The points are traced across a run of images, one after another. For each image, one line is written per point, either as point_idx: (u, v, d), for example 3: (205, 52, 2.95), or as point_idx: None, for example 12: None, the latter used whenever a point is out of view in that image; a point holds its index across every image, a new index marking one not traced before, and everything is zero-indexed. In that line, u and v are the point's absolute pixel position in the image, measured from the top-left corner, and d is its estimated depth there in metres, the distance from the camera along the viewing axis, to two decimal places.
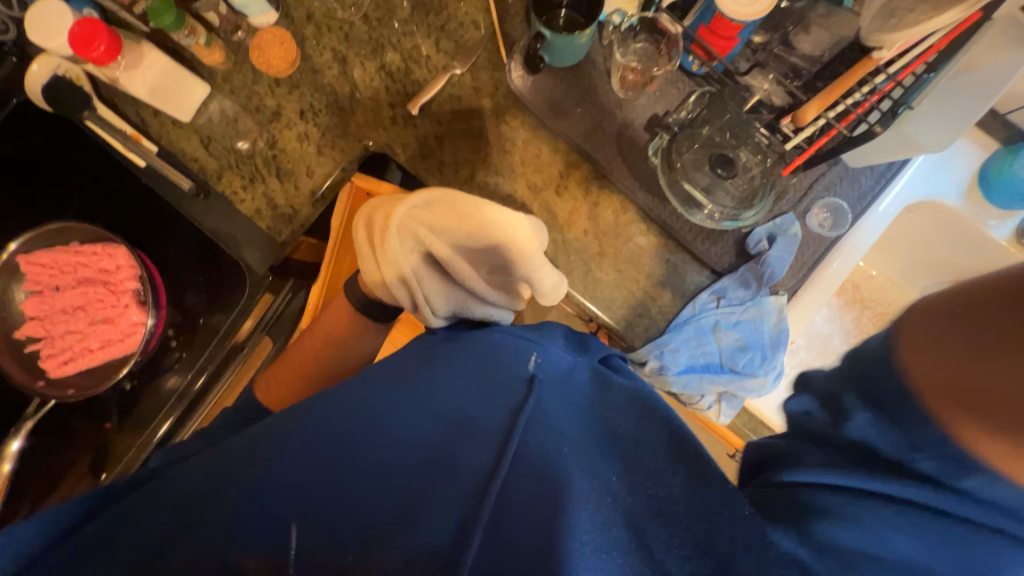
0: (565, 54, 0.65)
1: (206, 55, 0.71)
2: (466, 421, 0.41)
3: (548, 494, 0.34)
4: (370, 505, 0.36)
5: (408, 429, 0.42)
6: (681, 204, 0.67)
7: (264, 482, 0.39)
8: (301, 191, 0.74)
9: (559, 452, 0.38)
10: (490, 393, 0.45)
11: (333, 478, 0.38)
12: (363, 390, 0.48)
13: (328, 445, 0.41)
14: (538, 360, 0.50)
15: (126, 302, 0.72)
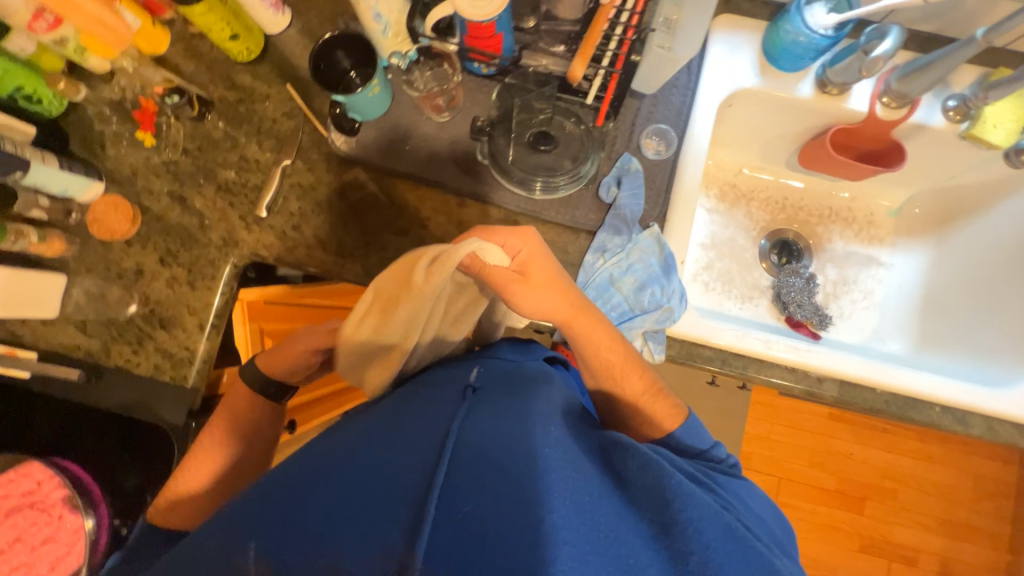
0: (368, 107, 0.70)
1: (46, 249, 0.72)
2: (414, 431, 0.46)
3: (489, 480, 0.40)
4: (325, 516, 0.40)
5: (356, 451, 0.46)
6: (529, 188, 0.71)
7: (236, 539, 0.41)
8: (189, 330, 0.74)
9: (498, 438, 0.44)
10: (435, 407, 0.49)
11: (290, 504, 0.43)
12: (317, 436, 0.52)
13: (290, 489, 0.43)
14: (481, 371, 0.55)
15: (60, 514, 0.71)
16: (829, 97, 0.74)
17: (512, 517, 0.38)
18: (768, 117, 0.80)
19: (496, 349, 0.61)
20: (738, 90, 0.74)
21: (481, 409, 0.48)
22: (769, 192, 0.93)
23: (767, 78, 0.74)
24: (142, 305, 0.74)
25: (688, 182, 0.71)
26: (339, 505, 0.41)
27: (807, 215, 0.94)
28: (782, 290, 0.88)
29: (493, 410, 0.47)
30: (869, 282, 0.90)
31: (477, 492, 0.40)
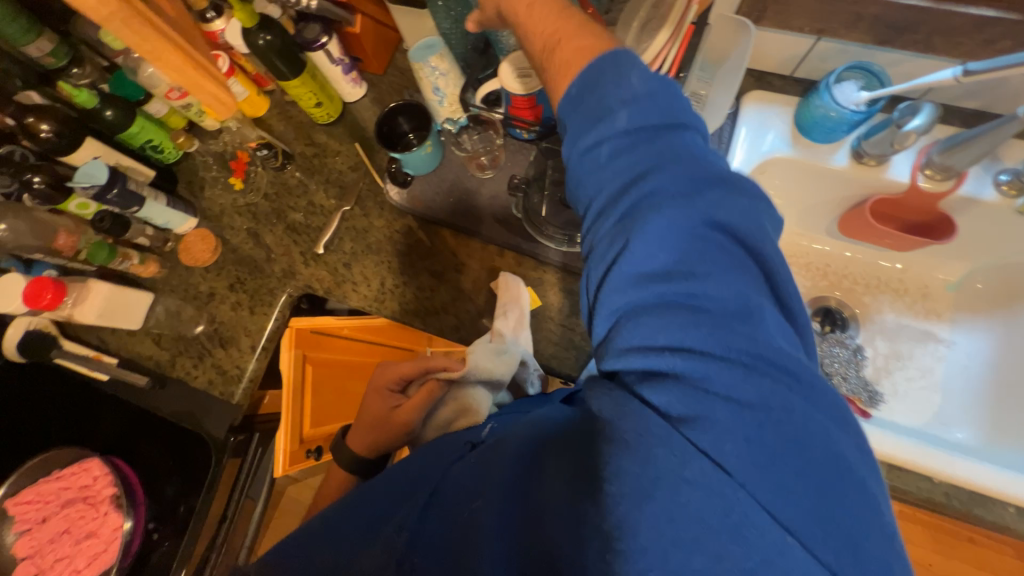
0: (420, 164, 0.79)
1: (143, 270, 0.85)
2: (413, 484, 0.47)
3: (454, 529, 0.39)
4: (332, 555, 0.46)
5: (367, 500, 0.49)
6: (556, 240, 0.75)
7: (280, 555, 0.49)
8: (243, 350, 0.82)
9: (471, 489, 0.40)
10: (437, 458, 0.49)
11: (311, 533, 0.49)
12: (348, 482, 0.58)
13: (322, 520, 0.51)
14: (492, 427, 0.53)
15: (106, 510, 0.76)
16: (865, 167, 0.74)
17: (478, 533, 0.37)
18: (802, 185, 0.81)
19: (524, 405, 0.64)
20: (769, 158, 0.77)
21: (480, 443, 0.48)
22: (811, 259, 0.92)
23: (799, 148, 0.76)
24: (207, 324, 0.84)
25: None
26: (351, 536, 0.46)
27: (852, 283, 0.90)
28: (825, 360, 0.84)
29: (479, 454, 0.43)
30: (927, 359, 0.84)
31: (442, 533, 0.40)
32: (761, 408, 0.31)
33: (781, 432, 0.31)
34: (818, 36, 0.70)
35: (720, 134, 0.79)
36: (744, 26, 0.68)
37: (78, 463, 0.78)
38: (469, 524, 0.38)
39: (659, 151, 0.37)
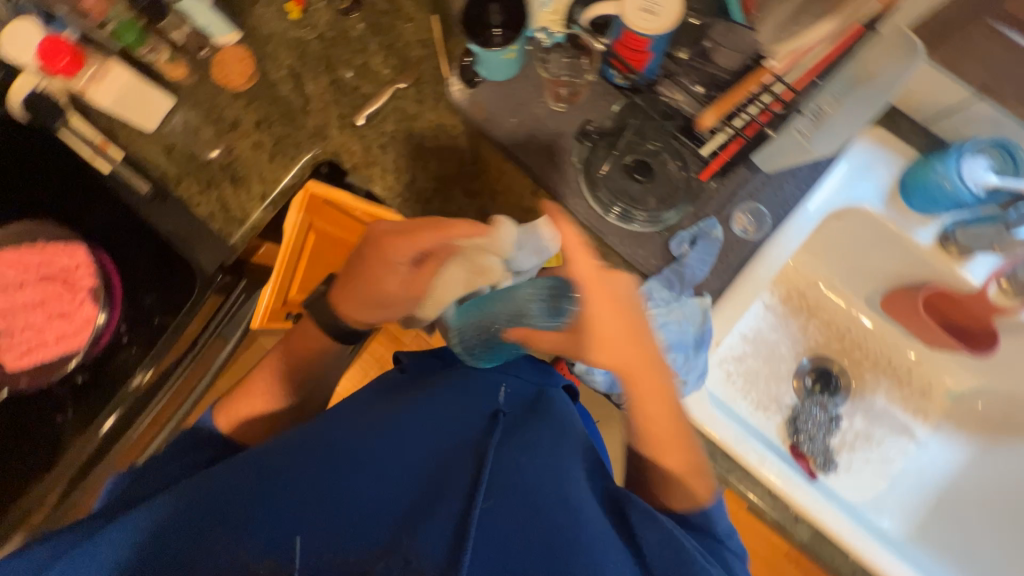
0: (498, 69, 0.71)
1: (170, 70, 0.78)
2: (450, 455, 0.53)
3: (523, 509, 0.47)
4: (382, 508, 0.49)
5: (403, 463, 0.53)
6: (603, 205, 0.69)
7: (275, 528, 0.48)
8: (252, 196, 0.78)
9: (517, 464, 0.51)
10: (461, 425, 0.57)
11: (335, 507, 0.49)
12: (351, 423, 0.59)
13: (328, 483, 0.51)
14: (507, 393, 0.63)
15: (82, 299, 0.76)
16: (945, 254, 0.69)
17: (547, 528, 0.45)
18: (867, 246, 0.76)
19: (519, 360, 0.68)
20: (852, 207, 0.71)
21: (510, 438, 0.54)
22: (836, 318, 0.89)
23: (889, 209, 0.70)
24: (223, 154, 0.79)
25: (757, 275, 0.69)
26: (377, 506, 0.49)
27: (862, 356, 0.89)
28: (800, 416, 0.87)
29: (518, 443, 0.54)
30: (893, 450, 0.85)
31: (502, 507, 0.47)
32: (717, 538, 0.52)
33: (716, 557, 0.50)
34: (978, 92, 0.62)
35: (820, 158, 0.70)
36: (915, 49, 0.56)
37: (66, 243, 0.77)
38: (534, 516, 0.46)
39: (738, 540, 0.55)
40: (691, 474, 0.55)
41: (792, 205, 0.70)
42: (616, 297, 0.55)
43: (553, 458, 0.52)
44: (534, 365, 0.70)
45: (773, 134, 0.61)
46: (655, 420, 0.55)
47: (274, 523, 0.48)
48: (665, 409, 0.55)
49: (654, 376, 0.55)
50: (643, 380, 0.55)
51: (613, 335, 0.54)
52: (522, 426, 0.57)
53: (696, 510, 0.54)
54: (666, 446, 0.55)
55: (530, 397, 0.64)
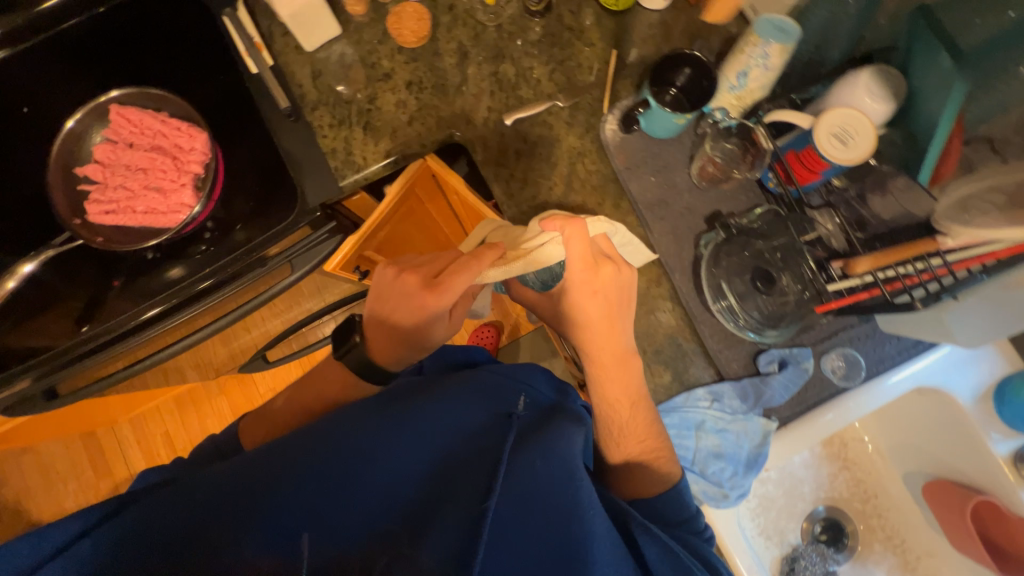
0: (659, 127, 0.71)
1: (351, 4, 0.78)
2: (462, 455, 0.50)
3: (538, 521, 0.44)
4: (388, 501, 0.46)
5: (412, 453, 0.50)
6: (712, 294, 0.69)
7: (273, 516, 0.43)
8: (377, 149, 0.78)
9: (534, 466, 0.48)
10: (474, 424, 0.54)
11: (341, 490, 0.46)
12: (363, 408, 0.56)
13: (334, 465, 0.47)
14: (524, 402, 0.61)
15: (184, 182, 0.75)
16: (1011, 470, 0.69)
17: (560, 542, 0.42)
18: (934, 430, 0.76)
19: (535, 376, 0.69)
20: (941, 390, 0.70)
21: (524, 443, 0.51)
22: (867, 479, 0.88)
23: (977, 407, 0.71)
24: (366, 99, 0.79)
25: (825, 419, 0.68)
26: (384, 496, 0.46)
27: (878, 525, 0.88)
28: (798, 558, 0.87)
29: (534, 444, 0.51)
30: None
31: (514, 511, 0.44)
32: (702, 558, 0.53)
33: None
34: None
35: None
36: None
37: (187, 124, 0.75)
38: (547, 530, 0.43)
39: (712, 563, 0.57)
40: (657, 459, 0.62)
41: (886, 365, 0.69)
42: (612, 290, 0.62)
43: (569, 463, 0.49)
44: (550, 384, 0.70)
45: (918, 308, 0.57)
46: (616, 407, 0.63)
47: (274, 512, 0.44)
48: (636, 414, 0.64)
49: (627, 367, 0.64)
50: (611, 369, 0.64)
51: (596, 321, 0.63)
52: (534, 431, 0.54)
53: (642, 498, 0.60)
54: (637, 432, 0.63)
55: (545, 409, 0.61)
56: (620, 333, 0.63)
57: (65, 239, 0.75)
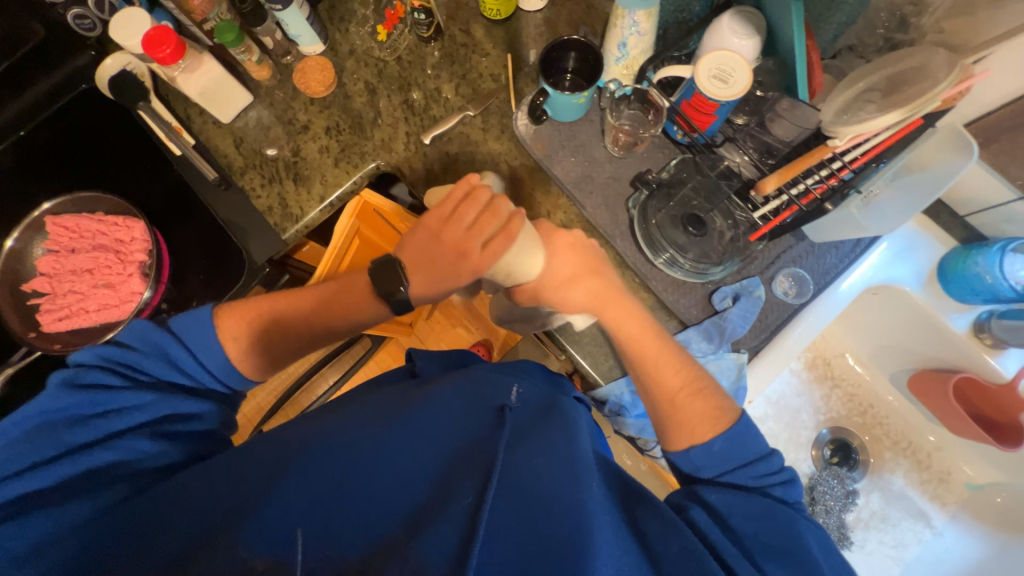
0: (564, 109, 0.74)
1: (255, 70, 0.81)
2: (465, 455, 0.46)
3: (559, 527, 0.41)
4: (378, 513, 0.41)
5: (407, 458, 0.45)
6: (653, 250, 0.71)
7: (261, 523, 0.39)
8: (311, 195, 0.80)
9: (535, 468, 0.45)
10: (467, 419, 0.49)
11: (331, 506, 0.41)
12: (345, 417, 0.50)
13: (327, 471, 0.43)
14: (520, 390, 0.55)
15: (131, 272, 0.77)
16: (977, 342, 0.72)
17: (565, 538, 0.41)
18: (899, 326, 0.79)
19: (531, 370, 0.66)
20: (890, 286, 0.74)
21: (523, 439, 0.48)
22: (860, 391, 0.90)
23: (927, 292, 0.74)
24: (290, 153, 0.82)
25: (792, 338, 0.71)
26: (378, 507, 0.41)
27: (882, 433, 0.89)
28: (817, 487, 0.87)
29: (534, 445, 0.48)
30: (908, 534, 0.85)
31: (515, 521, 0.42)
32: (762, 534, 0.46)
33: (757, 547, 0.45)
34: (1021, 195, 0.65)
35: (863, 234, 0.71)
36: (970, 148, 0.57)
37: (123, 217, 0.78)
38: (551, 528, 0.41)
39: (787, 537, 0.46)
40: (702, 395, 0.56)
41: (832, 275, 0.72)
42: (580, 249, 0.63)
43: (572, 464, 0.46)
44: (542, 375, 0.67)
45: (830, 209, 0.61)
46: (637, 346, 0.60)
47: (270, 516, 0.39)
48: (664, 355, 0.59)
49: (630, 314, 0.61)
50: (614, 319, 0.61)
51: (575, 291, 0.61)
52: (535, 425, 0.50)
53: (700, 446, 0.53)
54: (662, 375, 0.58)
55: (541, 398, 0.56)
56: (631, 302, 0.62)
57: (24, 353, 0.76)
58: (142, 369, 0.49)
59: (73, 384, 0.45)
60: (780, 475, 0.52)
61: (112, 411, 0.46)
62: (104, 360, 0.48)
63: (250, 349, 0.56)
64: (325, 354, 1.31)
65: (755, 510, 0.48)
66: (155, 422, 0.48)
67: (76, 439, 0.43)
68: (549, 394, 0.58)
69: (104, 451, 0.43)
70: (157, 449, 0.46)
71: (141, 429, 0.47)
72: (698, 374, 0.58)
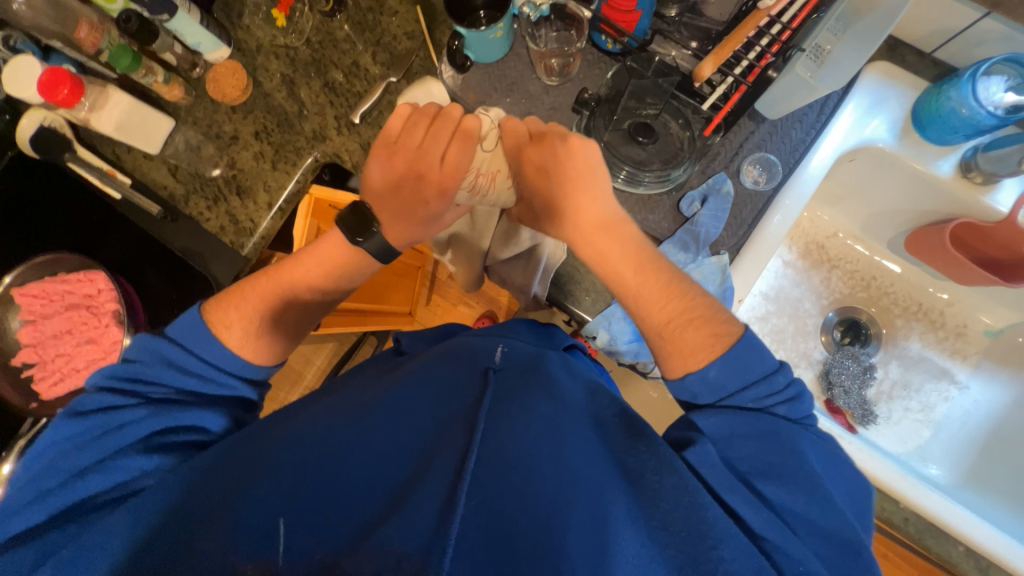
0: (485, 49, 0.69)
1: (166, 92, 0.78)
2: (448, 425, 0.42)
3: (555, 479, 0.39)
4: (360, 507, 0.37)
5: (390, 442, 0.41)
6: (606, 171, 0.67)
7: (239, 517, 0.37)
8: (259, 204, 0.78)
9: (513, 427, 0.42)
10: (450, 388, 0.46)
11: (309, 502, 0.37)
12: (324, 415, 0.45)
13: (311, 457, 0.40)
14: (505, 351, 0.52)
15: (107, 322, 0.80)
16: (969, 184, 0.68)
17: (552, 496, 0.38)
18: (886, 186, 0.75)
19: (515, 327, 0.61)
20: (866, 147, 0.69)
21: (507, 396, 0.45)
22: (860, 267, 0.87)
23: (906, 143, 0.69)
24: (226, 168, 0.79)
25: (775, 223, 0.67)
26: (362, 495, 0.38)
27: (890, 303, 0.86)
28: (832, 370, 0.84)
29: (520, 407, 0.44)
30: (933, 395, 0.82)
31: (503, 486, 0.38)
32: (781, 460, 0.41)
33: (772, 473, 0.41)
34: (988, 10, 0.60)
35: (823, 102, 0.68)
36: None
37: (84, 271, 0.80)
38: (542, 476, 0.39)
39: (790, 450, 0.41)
40: (697, 322, 0.50)
41: (801, 151, 0.68)
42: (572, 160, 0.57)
43: (558, 421, 0.43)
44: (532, 330, 0.62)
45: (774, 77, 0.62)
46: (624, 277, 0.54)
47: (246, 525, 0.36)
48: (658, 281, 0.53)
49: (618, 236, 0.56)
50: (598, 241, 0.56)
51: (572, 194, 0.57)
52: (519, 384, 0.47)
53: (694, 373, 0.47)
54: (655, 300, 0.52)
55: (529, 354, 0.53)
56: (629, 227, 0.56)
57: (31, 423, 0.78)
58: (143, 379, 0.48)
59: (74, 411, 0.46)
60: (785, 393, 0.46)
61: (115, 428, 0.45)
62: (109, 377, 0.48)
63: (246, 335, 0.54)
64: (333, 360, 1.32)
65: (749, 430, 0.43)
66: (151, 436, 0.46)
67: (77, 462, 0.43)
68: (537, 348, 0.55)
69: (102, 475, 0.43)
70: (156, 465, 0.44)
71: (137, 442, 0.45)
72: (697, 299, 0.51)
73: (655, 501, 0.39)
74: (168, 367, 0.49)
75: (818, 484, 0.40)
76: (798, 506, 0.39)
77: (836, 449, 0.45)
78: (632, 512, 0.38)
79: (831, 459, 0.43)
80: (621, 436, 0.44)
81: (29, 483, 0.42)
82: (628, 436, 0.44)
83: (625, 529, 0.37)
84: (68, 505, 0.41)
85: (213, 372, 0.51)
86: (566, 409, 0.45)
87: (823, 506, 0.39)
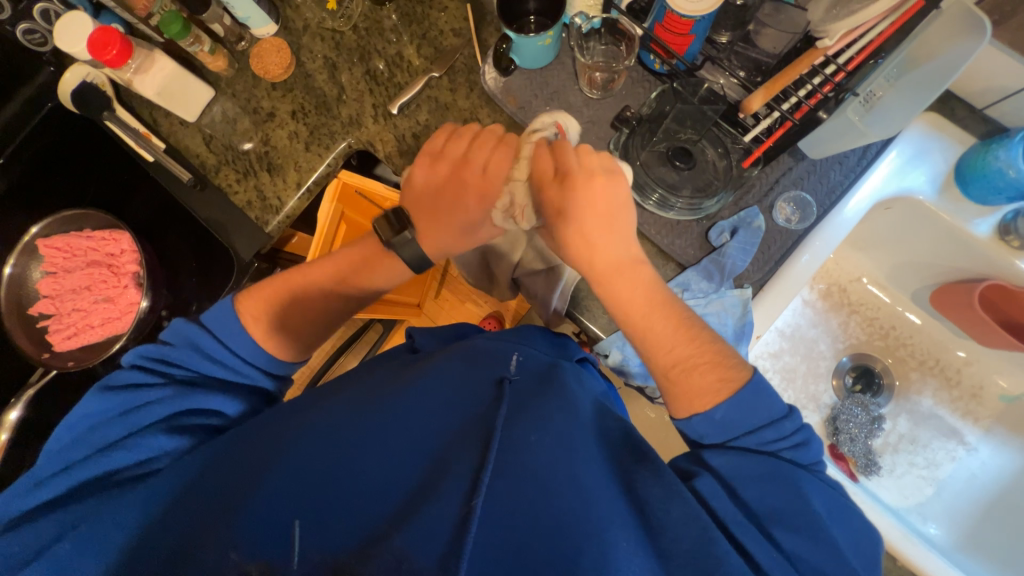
0: (531, 56, 0.69)
1: (211, 62, 0.79)
2: (461, 434, 0.42)
3: (564, 500, 0.38)
4: (369, 507, 0.37)
5: (401, 442, 0.41)
6: (639, 191, 0.67)
7: (249, 502, 0.37)
8: (288, 183, 0.79)
9: (527, 442, 0.41)
10: (464, 394, 0.46)
11: (318, 496, 0.37)
12: (337, 407, 0.46)
13: (323, 450, 0.40)
14: (520, 360, 0.52)
15: (126, 283, 0.83)
16: (1004, 247, 0.67)
17: (561, 517, 0.37)
18: (918, 238, 0.73)
19: (530, 335, 0.60)
20: (903, 197, 0.68)
21: (522, 410, 0.44)
22: (880, 315, 0.85)
23: (944, 198, 0.68)
24: (260, 143, 0.79)
25: (802, 263, 0.66)
26: (371, 495, 0.38)
27: (907, 354, 0.85)
28: (840, 416, 0.84)
29: (535, 421, 0.43)
30: (940, 453, 0.81)
31: (512, 502, 0.38)
32: (792, 509, 0.40)
33: (782, 521, 0.40)
34: None
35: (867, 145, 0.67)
36: (982, 24, 0.50)
37: (110, 231, 0.81)
38: (552, 496, 0.38)
39: (802, 498, 0.41)
40: (707, 369, 0.49)
41: (838, 193, 0.67)
42: (600, 195, 0.54)
43: (572, 441, 0.43)
44: (547, 340, 0.61)
45: (823, 118, 0.61)
46: (640, 314, 0.53)
47: (257, 511, 0.37)
48: (673, 326, 0.52)
49: (636, 275, 0.53)
50: (618, 282, 0.54)
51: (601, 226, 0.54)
52: (535, 397, 0.46)
53: (700, 415, 0.47)
54: (663, 343, 0.51)
55: (544, 366, 0.52)
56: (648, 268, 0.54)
57: (40, 374, 0.78)
58: (172, 361, 0.49)
59: (107, 386, 0.47)
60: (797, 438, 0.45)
61: (139, 406, 0.46)
62: (142, 357, 0.49)
63: (271, 331, 0.54)
64: (339, 343, 1.33)
65: (760, 474, 0.43)
66: (175, 416, 0.46)
67: (104, 436, 0.44)
68: (552, 360, 0.54)
69: (126, 451, 0.43)
70: (175, 447, 0.45)
71: (162, 422, 0.46)
72: (712, 343, 0.50)
73: (662, 536, 0.38)
74: (195, 352, 0.50)
75: (826, 538, 0.39)
76: (807, 557, 0.39)
77: (847, 501, 0.44)
78: (638, 544, 0.38)
79: (842, 512, 0.42)
80: (632, 463, 0.44)
81: (58, 451, 0.43)
82: (640, 464, 0.44)
83: (634, 558, 0.36)
84: (89, 477, 0.42)
85: (238, 362, 0.52)
86: (580, 428, 0.45)
87: (831, 561, 0.38)
